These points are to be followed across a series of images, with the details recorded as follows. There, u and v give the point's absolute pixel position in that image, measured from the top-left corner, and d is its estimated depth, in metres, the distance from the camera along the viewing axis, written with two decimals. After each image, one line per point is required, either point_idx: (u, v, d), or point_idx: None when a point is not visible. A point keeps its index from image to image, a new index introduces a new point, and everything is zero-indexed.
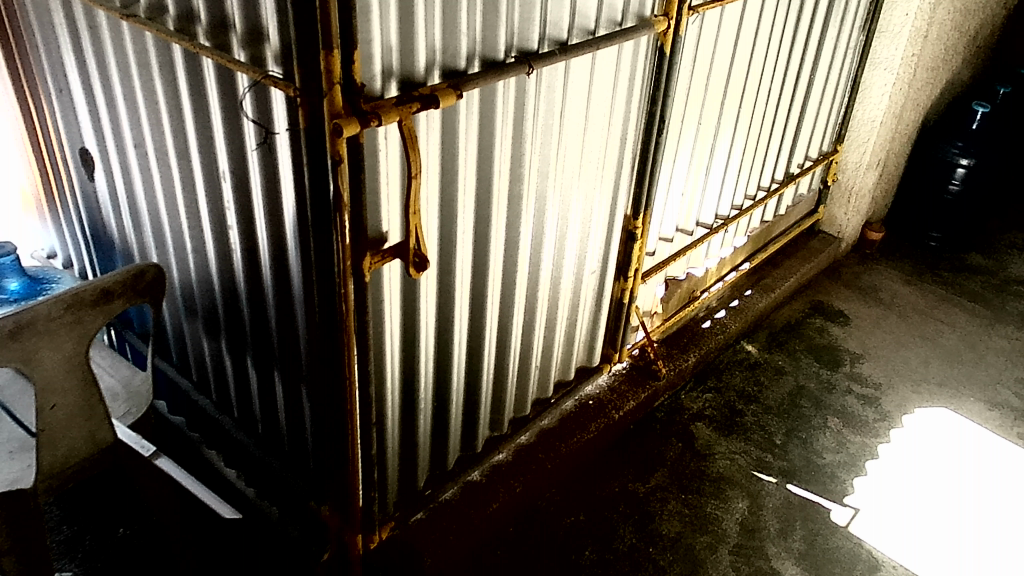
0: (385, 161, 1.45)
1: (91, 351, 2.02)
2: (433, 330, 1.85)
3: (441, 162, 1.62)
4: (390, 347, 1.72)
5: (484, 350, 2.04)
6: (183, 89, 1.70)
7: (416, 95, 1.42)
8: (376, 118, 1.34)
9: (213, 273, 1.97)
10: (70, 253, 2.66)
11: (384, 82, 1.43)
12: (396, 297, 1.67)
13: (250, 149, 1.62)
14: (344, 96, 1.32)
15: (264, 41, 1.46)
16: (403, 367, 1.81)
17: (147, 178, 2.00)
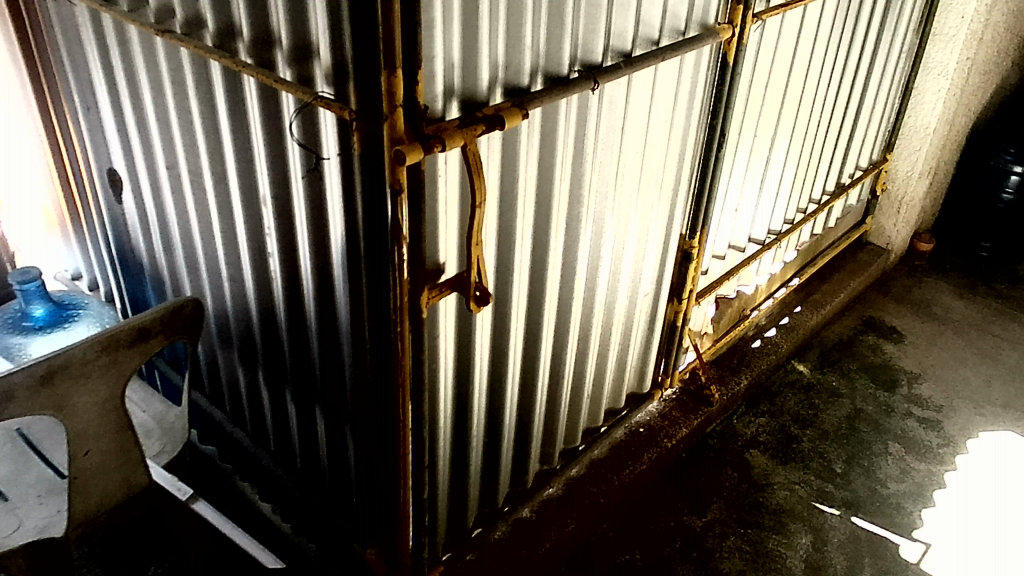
0: (445, 188, 1.33)
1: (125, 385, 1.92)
2: (488, 365, 1.72)
3: (501, 186, 1.50)
4: (445, 385, 1.60)
5: (537, 383, 1.92)
6: (221, 109, 1.59)
7: (479, 116, 1.30)
8: (440, 143, 1.22)
9: (250, 302, 1.86)
10: (96, 275, 2.57)
11: (446, 102, 1.31)
12: (452, 333, 1.55)
13: (295, 173, 1.50)
14: (405, 120, 1.20)
15: (313, 58, 1.34)
16: (456, 404, 1.69)
17: (180, 201, 1.89)
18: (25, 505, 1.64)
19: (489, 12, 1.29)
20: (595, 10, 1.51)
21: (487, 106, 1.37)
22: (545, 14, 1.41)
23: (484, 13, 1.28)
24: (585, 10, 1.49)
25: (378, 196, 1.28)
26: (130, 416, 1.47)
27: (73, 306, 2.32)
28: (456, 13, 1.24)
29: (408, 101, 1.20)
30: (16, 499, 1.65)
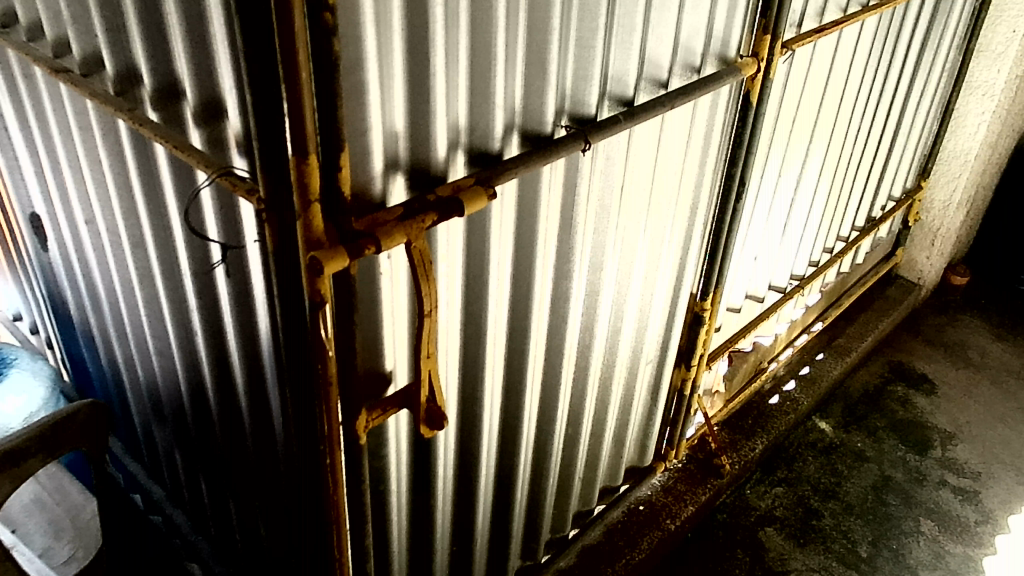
0: (388, 290, 1.06)
1: (40, 471, 1.67)
2: (454, 470, 1.44)
3: (466, 271, 1.22)
4: (396, 505, 1.32)
5: (519, 478, 1.63)
6: (131, 166, 1.31)
7: (429, 202, 1.00)
8: (373, 243, 0.92)
9: (181, 381, 1.59)
10: (35, 317, 2.31)
11: (387, 180, 1.01)
12: (403, 446, 1.27)
13: (214, 253, 1.22)
14: (326, 216, 0.91)
15: (223, 120, 1.06)
16: (414, 519, 1.41)
17: (103, 260, 1.62)
18: None
19: (444, 65, 1.00)
20: (587, 53, 1.21)
21: (445, 183, 1.07)
22: (522, 61, 1.12)
23: (437, 67, 0.99)
24: (574, 53, 1.19)
25: (296, 303, 1.00)
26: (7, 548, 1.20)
27: None
28: (397, 69, 0.95)
29: (330, 190, 0.91)
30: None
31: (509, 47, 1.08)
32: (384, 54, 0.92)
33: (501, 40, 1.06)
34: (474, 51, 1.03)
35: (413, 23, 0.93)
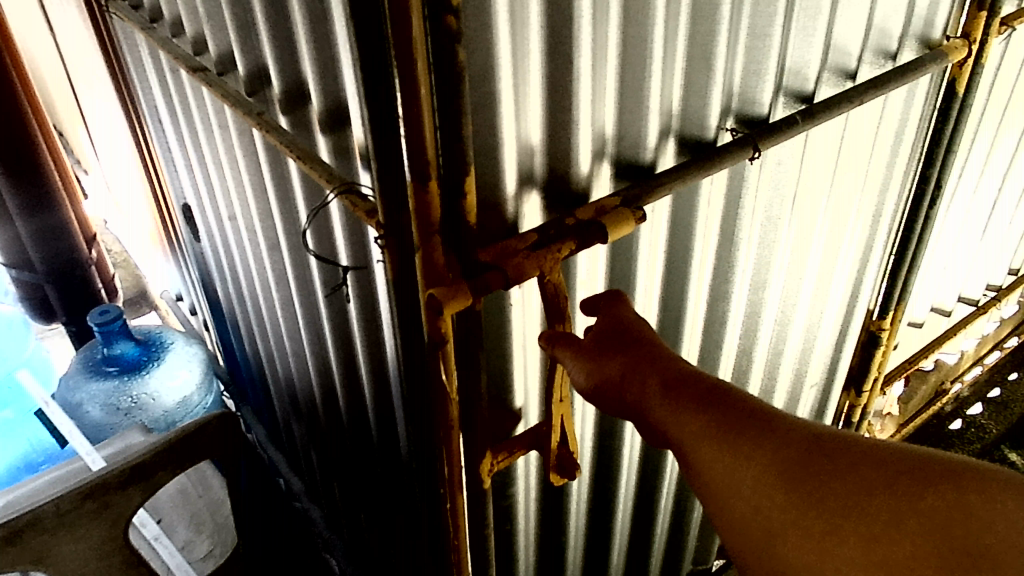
0: (518, 322, 0.95)
1: (199, 465, 1.68)
2: (588, 505, 1.32)
3: (608, 296, 1.08)
4: (523, 542, 1.22)
5: (662, 512, 1.48)
6: (264, 170, 1.27)
7: (569, 226, 0.86)
8: (500, 276, 0.80)
9: (314, 383, 1.56)
10: (193, 299, 2.39)
11: (521, 199, 0.89)
12: (532, 481, 1.16)
13: (342, 265, 1.16)
14: (450, 246, 0.80)
15: (348, 128, 0.97)
16: (543, 553, 1.31)
17: (244, 256, 1.61)
18: None
19: (590, 67, 0.84)
20: (763, 43, 1.01)
21: (586, 202, 0.93)
22: (683, 58, 0.93)
23: (581, 69, 0.83)
24: (746, 45, 0.99)
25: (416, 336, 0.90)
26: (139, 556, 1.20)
27: (158, 345, 2.18)
28: (534, 75, 0.82)
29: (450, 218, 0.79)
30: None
31: (670, 41, 0.90)
32: (519, 58, 0.79)
33: (659, 33, 0.87)
34: (626, 47, 0.86)
35: (555, 19, 0.79)
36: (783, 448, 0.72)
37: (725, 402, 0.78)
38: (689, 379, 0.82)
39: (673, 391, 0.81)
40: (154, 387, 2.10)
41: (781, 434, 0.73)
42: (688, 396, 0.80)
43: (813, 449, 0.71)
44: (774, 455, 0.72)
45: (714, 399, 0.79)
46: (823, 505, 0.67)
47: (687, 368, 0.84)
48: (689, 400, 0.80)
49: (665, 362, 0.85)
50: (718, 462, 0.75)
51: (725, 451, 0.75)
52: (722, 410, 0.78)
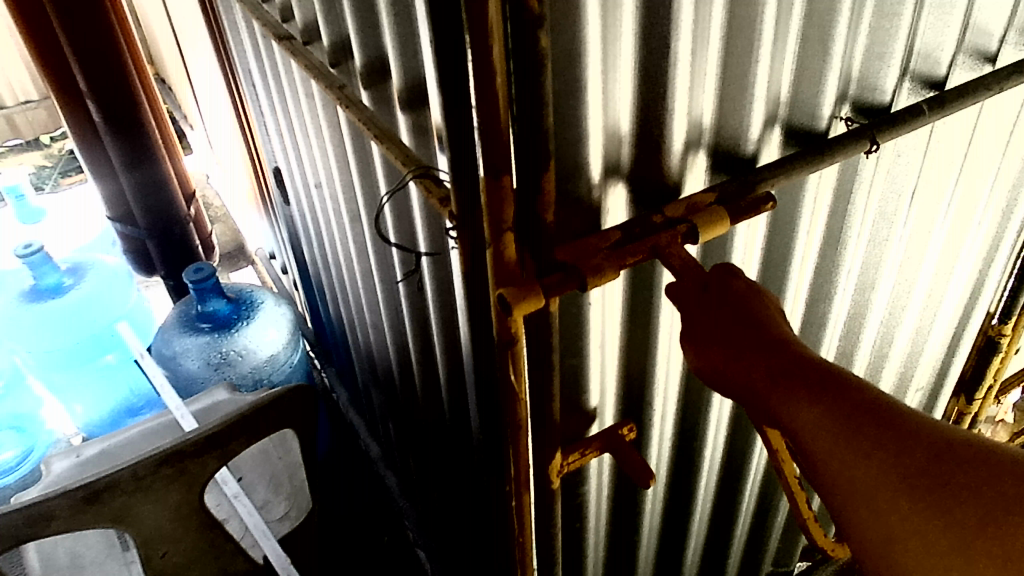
0: (597, 324, 0.89)
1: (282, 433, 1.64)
2: (663, 505, 1.26)
3: None
4: (593, 538, 1.18)
5: (743, 515, 1.41)
6: (347, 142, 1.24)
7: (658, 225, 0.78)
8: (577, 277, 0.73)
9: (390, 353, 1.55)
10: (285, 259, 2.43)
11: (605, 193, 0.83)
12: (604, 479, 1.12)
13: (419, 246, 1.12)
14: (526, 248, 0.74)
15: (426, 107, 0.93)
16: (614, 550, 1.26)
17: (329, 224, 1.61)
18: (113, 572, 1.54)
19: (690, 52, 0.76)
20: (891, 24, 0.90)
21: (678, 198, 0.85)
22: (796, 40, 0.82)
23: (680, 55, 0.75)
24: (870, 26, 0.88)
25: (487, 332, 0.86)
26: (210, 520, 1.23)
27: (249, 304, 2.23)
28: (625, 60, 0.74)
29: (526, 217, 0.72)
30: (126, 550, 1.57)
31: (787, 22, 0.80)
32: (610, 41, 0.72)
33: (772, 14, 0.78)
34: (732, 29, 0.77)
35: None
36: (916, 460, 0.66)
37: (847, 400, 0.70)
38: (810, 371, 0.73)
39: (788, 385, 0.72)
40: (242, 343, 2.15)
41: (929, 457, 0.66)
42: (805, 387, 0.72)
43: (947, 466, 0.65)
44: (908, 471, 0.66)
45: (843, 402, 0.70)
46: (963, 537, 0.62)
47: (802, 354, 0.74)
48: (808, 394, 0.72)
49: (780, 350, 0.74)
50: (846, 474, 0.69)
51: (852, 459, 0.69)
52: (847, 413, 0.70)
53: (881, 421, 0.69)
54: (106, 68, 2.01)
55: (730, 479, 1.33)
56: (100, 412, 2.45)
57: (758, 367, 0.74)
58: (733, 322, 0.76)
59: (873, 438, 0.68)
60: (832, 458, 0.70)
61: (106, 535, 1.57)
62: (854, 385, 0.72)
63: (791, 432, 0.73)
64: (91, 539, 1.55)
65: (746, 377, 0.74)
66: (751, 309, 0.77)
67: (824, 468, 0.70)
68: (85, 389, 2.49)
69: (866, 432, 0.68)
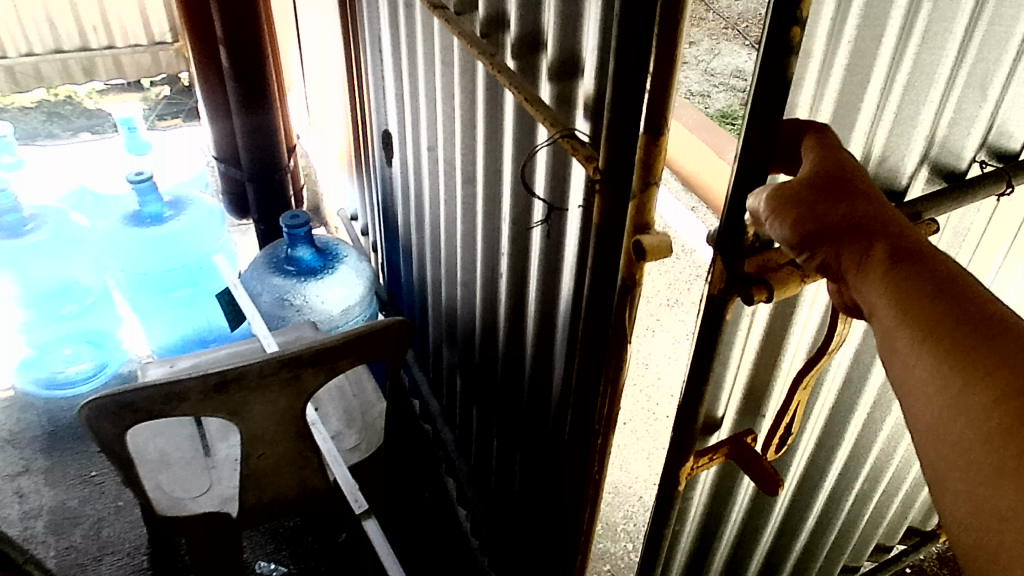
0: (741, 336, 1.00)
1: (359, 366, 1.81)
2: (746, 509, 1.35)
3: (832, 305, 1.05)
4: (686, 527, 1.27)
5: (804, 532, 1.49)
6: (479, 106, 1.37)
7: None
8: (764, 290, 0.78)
9: (477, 316, 1.66)
10: (368, 220, 2.58)
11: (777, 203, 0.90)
12: (706, 484, 1.22)
13: (534, 222, 1.23)
14: (717, 252, 0.80)
15: (578, 79, 1.06)
16: (690, 545, 1.36)
17: (435, 185, 1.73)
18: (196, 472, 1.62)
19: (878, 91, 0.84)
20: None
21: None
22: (961, 86, 0.88)
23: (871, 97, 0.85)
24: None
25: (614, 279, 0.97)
26: (306, 430, 1.36)
27: (333, 256, 2.34)
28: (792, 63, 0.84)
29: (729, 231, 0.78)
30: (235, 443, 1.69)
31: (954, 58, 0.85)
32: None
33: (949, 62, 0.85)
34: (915, 70, 0.84)
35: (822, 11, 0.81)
36: (1010, 337, 0.65)
37: (956, 300, 0.67)
38: (914, 257, 0.69)
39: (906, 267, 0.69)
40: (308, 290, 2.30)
41: (1014, 350, 0.65)
42: (911, 274, 0.68)
43: None
44: (995, 370, 0.65)
45: (942, 298, 0.67)
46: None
47: (900, 235, 0.70)
48: (920, 288, 0.68)
49: (887, 231, 0.70)
50: (927, 345, 0.67)
51: (943, 340, 0.67)
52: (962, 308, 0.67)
53: (978, 300, 0.68)
54: (241, 16, 2.16)
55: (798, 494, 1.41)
56: (173, 336, 2.69)
57: (864, 244, 0.70)
58: (843, 198, 0.71)
59: (966, 312, 0.67)
60: (920, 336, 0.67)
61: (191, 441, 1.69)
62: (958, 270, 0.70)
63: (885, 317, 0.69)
64: (177, 443, 1.68)
65: (866, 258, 0.70)
66: (853, 184, 0.72)
67: (909, 348, 0.68)
68: (164, 311, 2.68)
69: (959, 305, 0.67)
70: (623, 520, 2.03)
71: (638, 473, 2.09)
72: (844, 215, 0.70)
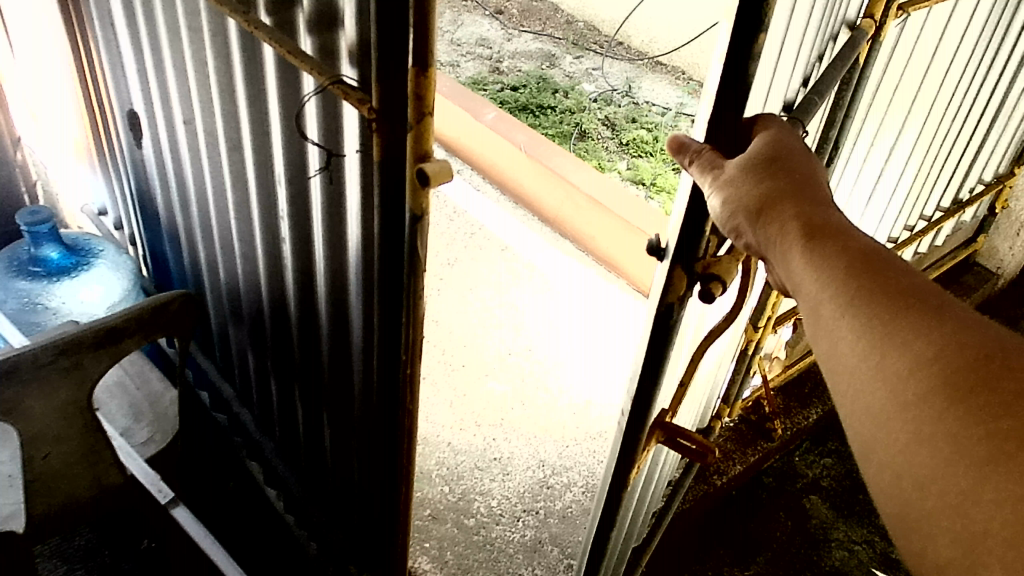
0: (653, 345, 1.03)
1: (129, 356, 1.70)
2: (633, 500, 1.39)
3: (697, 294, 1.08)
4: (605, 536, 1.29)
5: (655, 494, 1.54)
6: (236, 68, 1.33)
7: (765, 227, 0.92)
8: (717, 284, 0.88)
9: (261, 289, 1.61)
10: (120, 212, 2.39)
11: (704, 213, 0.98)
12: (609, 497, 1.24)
13: (312, 173, 1.24)
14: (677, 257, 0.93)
15: (337, 28, 1.09)
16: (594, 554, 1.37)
17: (197, 161, 1.65)
18: None
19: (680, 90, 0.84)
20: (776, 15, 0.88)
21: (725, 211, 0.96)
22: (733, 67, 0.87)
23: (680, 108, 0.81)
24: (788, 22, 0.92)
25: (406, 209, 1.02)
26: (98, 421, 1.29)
27: (87, 253, 2.16)
28: None
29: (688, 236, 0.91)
30: (7, 457, 1.56)
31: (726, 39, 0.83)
32: None
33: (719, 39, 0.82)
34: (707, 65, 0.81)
35: None
36: (915, 306, 0.73)
37: (869, 275, 0.75)
38: (833, 237, 0.77)
39: (824, 244, 0.76)
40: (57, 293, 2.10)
41: (925, 322, 0.71)
42: (830, 250, 0.76)
43: (962, 343, 0.70)
44: (916, 334, 0.71)
45: (856, 272, 0.75)
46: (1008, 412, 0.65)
47: (826, 220, 0.78)
48: (835, 261, 0.75)
49: (810, 216, 0.78)
50: (848, 317, 0.73)
51: (855, 307, 0.73)
52: (873, 284, 0.74)
53: (898, 285, 0.74)
54: None
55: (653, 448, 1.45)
56: None
57: (788, 222, 0.78)
58: (773, 183, 0.79)
59: (879, 283, 0.74)
60: (836, 306, 0.74)
61: None
62: (878, 254, 0.76)
63: (805, 286, 0.77)
64: None
65: (788, 233, 0.78)
66: (785, 175, 0.80)
67: (821, 312, 0.75)
68: None
69: (875, 278, 0.74)
70: (436, 466, 1.95)
71: (444, 422, 2.06)
72: (769, 196, 0.79)
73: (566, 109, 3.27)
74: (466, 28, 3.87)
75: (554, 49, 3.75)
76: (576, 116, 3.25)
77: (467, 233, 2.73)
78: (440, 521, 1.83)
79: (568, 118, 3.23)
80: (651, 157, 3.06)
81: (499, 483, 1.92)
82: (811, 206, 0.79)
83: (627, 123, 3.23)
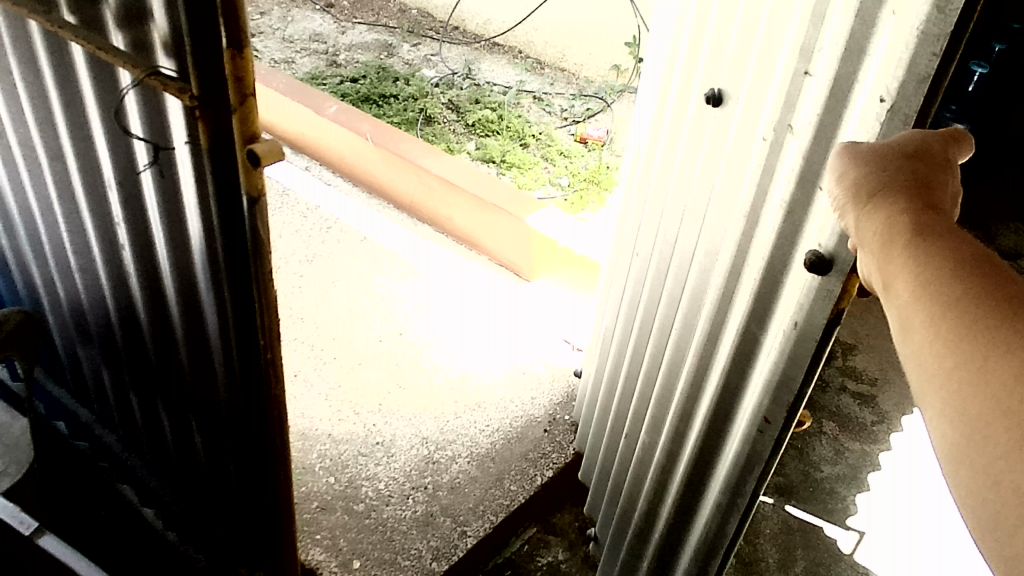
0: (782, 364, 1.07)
1: None
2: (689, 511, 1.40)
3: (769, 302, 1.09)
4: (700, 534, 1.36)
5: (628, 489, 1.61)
6: (45, 72, 1.27)
7: None
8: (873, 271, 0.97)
9: (107, 303, 1.55)
10: None
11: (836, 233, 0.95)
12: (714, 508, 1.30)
13: (143, 170, 1.21)
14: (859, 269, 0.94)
15: (146, 19, 1.06)
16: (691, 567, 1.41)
17: (16, 178, 1.56)
18: None
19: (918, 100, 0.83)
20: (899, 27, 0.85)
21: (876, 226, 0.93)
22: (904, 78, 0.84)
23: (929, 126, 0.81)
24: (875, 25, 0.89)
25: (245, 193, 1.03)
26: None
27: None
28: None
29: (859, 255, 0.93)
30: None
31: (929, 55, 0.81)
32: None
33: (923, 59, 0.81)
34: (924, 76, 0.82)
35: None
36: (1009, 306, 0.64)
37: (969, 273, 0.67)
38: (944, 234, 0.71)
39: (925, 240, 0.71)
40: None
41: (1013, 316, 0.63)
42: (932, 243, 0.70)
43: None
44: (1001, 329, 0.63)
45: (953, 268, 0.68)
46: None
47: (943, 223, 0.72)
48: (933, 253, 0.70)
49: (928, 216, 0.73)
50: (933, 314, 0.67)
51: (945, 301, 0.67)
52: (971, 280, 0.67)
53: (1001, 287, 0.66)
54: None
55: (678, 433, 1.36)
56: None
57: (896, 217, 0.74)
58: (889, 184, 0.77)
59: (981, 283, 0.66)
60: (923, 303, 0.68)
61: None
62: (987, 260, 0.69)
63: (898, 280, 0.71)
64: None
65: (891, 226, 0.74)
66: (902, 179, 0.78)
67: (908, 309, 0.69)
68: None
69: (978, 277, 0.67)
70: (318, 460, 1.94)
71: (321, 415, 2.05)
72: (881, 194, 0.77)
73: (409, 96, 3.29)
74: (297, 25, 3.83)
75: (391, 38, 3.75)
76: (420, 103, 3.27)
77: (320, 230, 2.67)
78: (329, 511, 1.83)
79: (412, 105, 3.24)
80: (499, 135, 3.12)
81: (384, 466, 1.94)
82: (927, 211, 0.74)
83: (471, 104, 3.28)
